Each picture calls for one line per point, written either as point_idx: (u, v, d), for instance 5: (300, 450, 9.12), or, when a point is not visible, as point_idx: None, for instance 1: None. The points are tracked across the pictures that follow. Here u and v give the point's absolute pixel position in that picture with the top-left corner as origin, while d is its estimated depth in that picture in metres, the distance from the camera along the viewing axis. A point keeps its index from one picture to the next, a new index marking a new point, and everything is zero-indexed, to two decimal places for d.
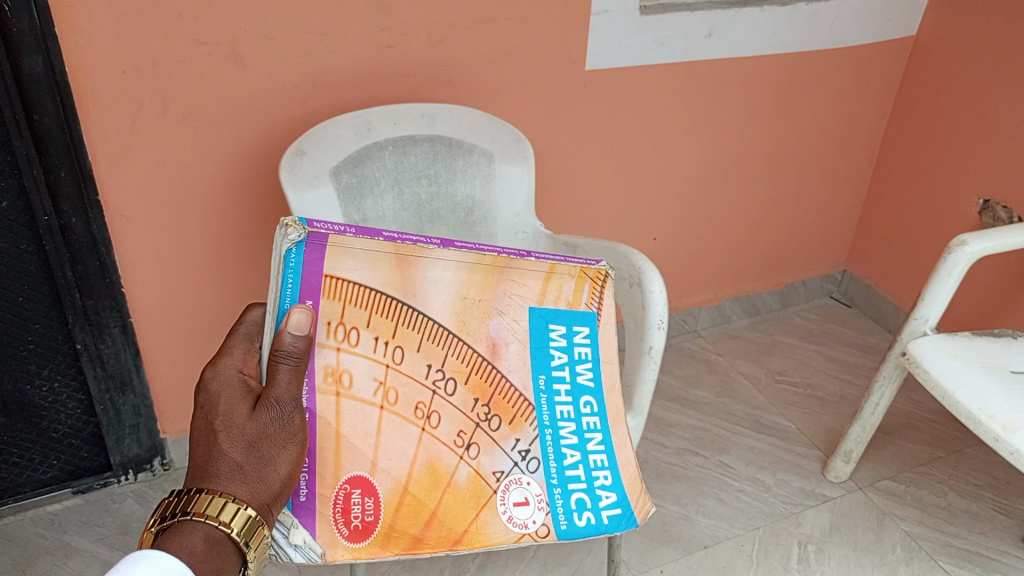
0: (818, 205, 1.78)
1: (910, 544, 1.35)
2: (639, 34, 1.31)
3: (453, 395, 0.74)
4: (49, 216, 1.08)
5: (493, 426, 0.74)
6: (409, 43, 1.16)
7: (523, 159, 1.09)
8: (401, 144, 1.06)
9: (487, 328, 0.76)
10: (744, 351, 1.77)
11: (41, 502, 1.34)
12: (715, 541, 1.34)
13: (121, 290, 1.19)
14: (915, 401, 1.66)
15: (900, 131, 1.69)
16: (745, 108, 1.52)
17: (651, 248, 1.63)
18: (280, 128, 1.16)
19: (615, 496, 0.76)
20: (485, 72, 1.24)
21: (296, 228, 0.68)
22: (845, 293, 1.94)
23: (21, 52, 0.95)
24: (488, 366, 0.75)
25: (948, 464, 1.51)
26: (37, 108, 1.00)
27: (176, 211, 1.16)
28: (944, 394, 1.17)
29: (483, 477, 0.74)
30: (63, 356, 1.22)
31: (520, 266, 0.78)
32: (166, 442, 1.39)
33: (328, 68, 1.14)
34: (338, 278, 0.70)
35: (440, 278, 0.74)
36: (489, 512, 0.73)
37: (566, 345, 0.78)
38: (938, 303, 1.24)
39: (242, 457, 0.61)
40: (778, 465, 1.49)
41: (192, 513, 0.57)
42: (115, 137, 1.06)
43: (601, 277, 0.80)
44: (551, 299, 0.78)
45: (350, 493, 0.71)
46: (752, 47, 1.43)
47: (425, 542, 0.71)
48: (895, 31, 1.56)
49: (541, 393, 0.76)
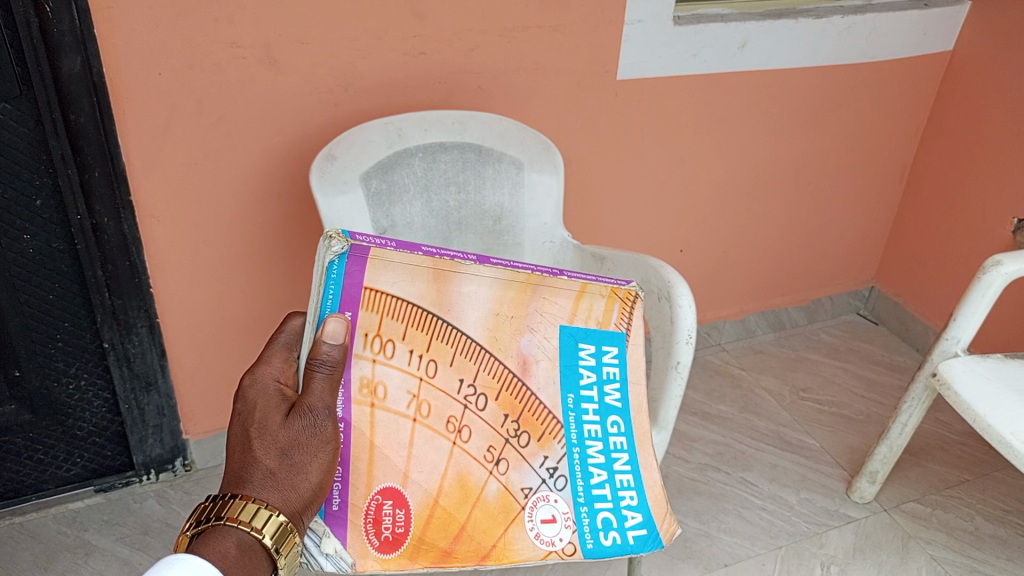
0: (848, 221, 1.76)
1: (936, 568, 1.33)
2: (670, 46, 1.31)
3: (484, 410, 0.74)
4: (81, 215, 1.09)
5: (522, 443, 0.74)
6: (441, 52, 1.16)
7: (553, 168, 1.09)
8: (431, 151, 1.06)
9: (518, 345, 0.75)
10: (769, 366, 1.75)
11: (64, 499, 1.35)
12: (737, 559, 1.33)
13: (149, 291, 1.20)
14: (943, 421, 1.64)
15: (933, 147, 1.67)
16: (776, 121, 1.51)
17: (678, 260, 1.62)
18: (310, 132, 1.16)
19: (641, 516, 0.75)
20: (515, 81, 1.23)
21: (339, 239, 0.70)
22: (872, 310, 1.92)
23: (60, 52, 0.96)
24: (518, 383, 0.75)
25: (976, 487, 1.49)
26: (74, 108, 1.00)
27: (206, 214, 1.17)
28: (976, 417, 1.15)
29: (512, 493, 0.73)
30: (90, 354, 1.23)
31: (551, 284, 0.77)
32: (188, 443, 1.40)
33: (360, 74, 1.14)
34: (377, 291, 0.71)
35: (474, 295, 0.74)
36: (517, 527, 0.72)
37: (595, 364, 0.78)
38: (971, 324, 1.23)
39: (276, 464, 0.61)
40: (802, 483, 1.48)
41: (225, 518, 0.57)
42: (147, 138, 1.07)
43: (631, 297, 0.79)
44: (581, 318, 0.77)
45: (381, 504, 0.71)
46: (785, 60, 1.42)
47: (454, 556, 0.71)
48: (931, 46, 1.55)
49: (570, 411, 0.76)
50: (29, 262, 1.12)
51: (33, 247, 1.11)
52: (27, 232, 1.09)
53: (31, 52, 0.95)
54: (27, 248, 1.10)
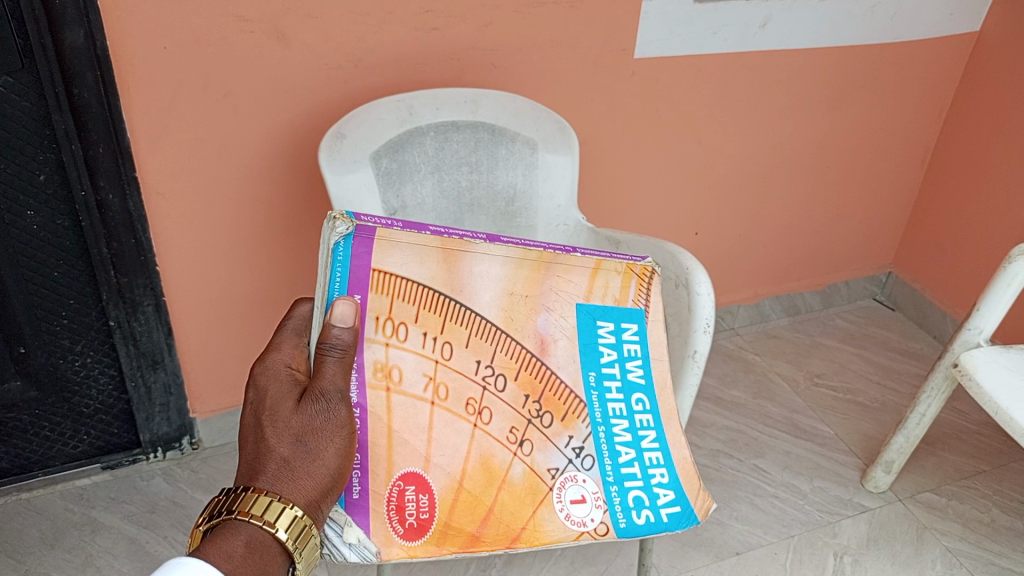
0: (867, 204, 1.72)
1: (950, 560, 1.31)
2: (691, 23, 1.27)
3: (503, 391, 0.72)
4: (86, 191, 1.06)
5: (545, 423, 0.73)
6: (454, 27, 1.13)
7: (568, 149, 1.06)
8: (443, 130, 1.03)
9: (535, 325, 0.74)
10: (783, 352, 1.73)
11: (70, 476, 1.34)
12: (748, 547, 1.31)
13: (155, 269, 1.18)
14: (960, 410, 1.62)
15: (957, 130, 1.63)
16: (797, 102, 1.47)
17: (693, 243, 1.59)
18: (319, 109, 1.13)
19: (673, 494, 0.73)
20: (530, 58, 1.20)
21: (344, 220, 0.67)
22: (889, 296, 1.89)
23: (63, 25, 0.93)
24: (538, 362, 0.74)
25: (992, 478, 1.46)
26: (77, 82, 0.98)
27: (213, 192, 1.14)
28: (997, 409, 1.12)
29: (538, 475, 0.71)
30: (96, 331, 1.21)
31: (565, 262, 0.76)
32: (195, 422, 1.38)
33: (371, 50, 1.10)
34: (385, 272, 0.69)
35: (487, 273, 0.73)
36: (546, 509, 0.70)
37: (615, 342, 0.76)
38: (993, 314, 1.20)
39: (289, 452, 0.59)
40: (815, 471, 1.46)
41: (236, 512, 0.56)
42: (154, 114, 1.04)
43: (647, 273, 0.77)
44: (598, 296, 0.76)
45: (403, 490, 0.69)
46: (809, 38, 1.38)
47: (482, 540, 0.68)
48: (959, 26, 1.50)
49: (592, 390, 0.74)
50: (33, 239, 1.09)
51: (38, 224, 1.08)
52: (30, 209, 1.07)
53: (32, 24, 0.92)
54: (31, 225, 1.08)
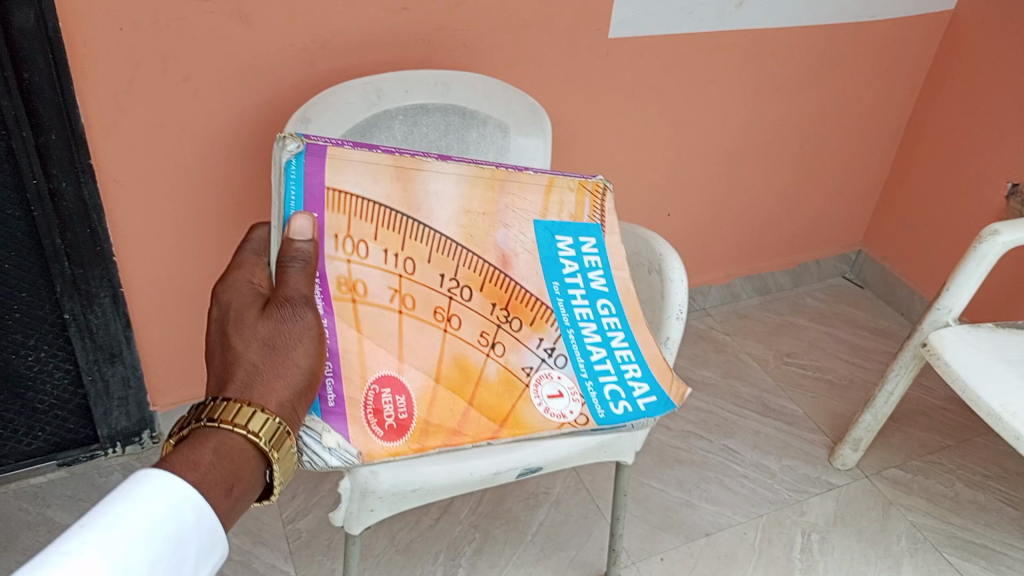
0: (837, 183, 1.73)
1: (915, 534, 1.33)
2: (667, 2, 1.25)
3: (470, 301, 0.78)
4: (38, 179, 1.01)
5: (515, 327, 0.78)
6: (425, 7, 1.09)
7: (540, 133, 1.04)
8: (412, 114, 1.00)
9: (495, 240, 0.78)
10: (754, 331, 1.73)
11: (25, 474, 1.29)
12: (718, 528, 1.31)
13: (112, 259, 1.13)
14: (926, 387, 1.64)
15: (926, 110, 1.64)
16: (769, 82, 1.46)
17: (665, 224, 1.58)
18: (284, 92, 1.08)
19: (648, 385, 0.80)
20: (502, 39, 1.17)
21: (294, 140, 0.71)
22: (858, 274, 1.91)
23: (11, 5, 0.87)
24: (500, 274, 0.78)
25: (957, 453, 1.49)
26: (27, 65, 0.92)
27: (171, 178, 1.10)
28: (964, 388, 1.14)
29: (512, 372, 0.77)
30: (50, 325, 1.16)
31: (519, 180, 0.81)
32: (155, 415, 1.34)
33: (338, 31, 1.06)
34: (340, 191, 0.72)
35: (441, 192, 0.77)
36: (525, 403, 0.77)
37: (575, 254, 0.81)
38: (963, 293, 1.21)
39: (259, 357, 0.64)
40: (784, 450, 1.47)
41: (209, 420, 0.59)
42: (109, 98, 0.99)
43: (599, 190, 0.84)
44: (554, 212, 0.81)
45: (380, 393, 0.74)
46: (783, 18, 1.37)
47: (465, 434, 0.75)
48: (931, 6, 1.50)
49: (557, 297, 0.80)
50: None
51: None
52: None
53: None
54: None
